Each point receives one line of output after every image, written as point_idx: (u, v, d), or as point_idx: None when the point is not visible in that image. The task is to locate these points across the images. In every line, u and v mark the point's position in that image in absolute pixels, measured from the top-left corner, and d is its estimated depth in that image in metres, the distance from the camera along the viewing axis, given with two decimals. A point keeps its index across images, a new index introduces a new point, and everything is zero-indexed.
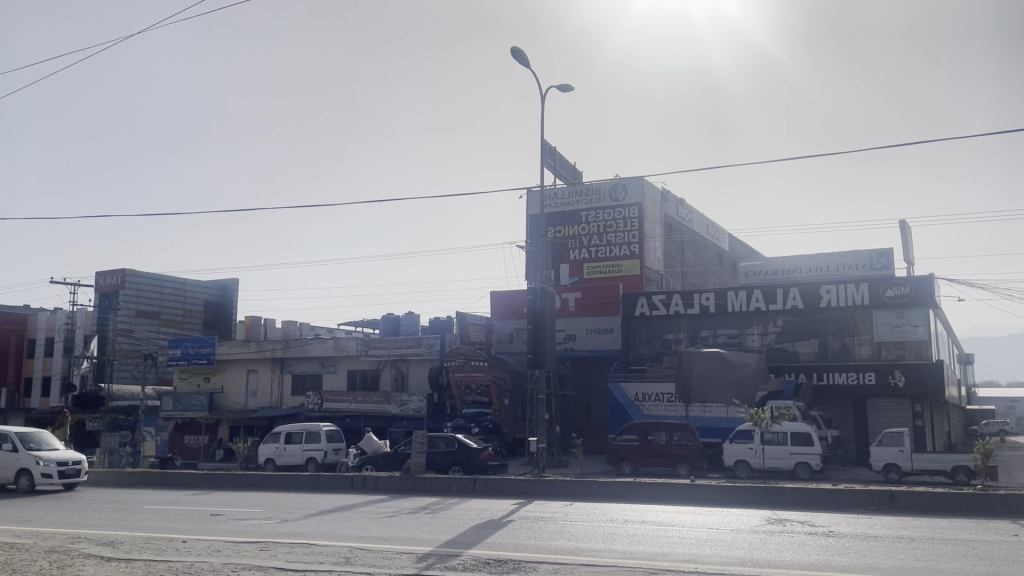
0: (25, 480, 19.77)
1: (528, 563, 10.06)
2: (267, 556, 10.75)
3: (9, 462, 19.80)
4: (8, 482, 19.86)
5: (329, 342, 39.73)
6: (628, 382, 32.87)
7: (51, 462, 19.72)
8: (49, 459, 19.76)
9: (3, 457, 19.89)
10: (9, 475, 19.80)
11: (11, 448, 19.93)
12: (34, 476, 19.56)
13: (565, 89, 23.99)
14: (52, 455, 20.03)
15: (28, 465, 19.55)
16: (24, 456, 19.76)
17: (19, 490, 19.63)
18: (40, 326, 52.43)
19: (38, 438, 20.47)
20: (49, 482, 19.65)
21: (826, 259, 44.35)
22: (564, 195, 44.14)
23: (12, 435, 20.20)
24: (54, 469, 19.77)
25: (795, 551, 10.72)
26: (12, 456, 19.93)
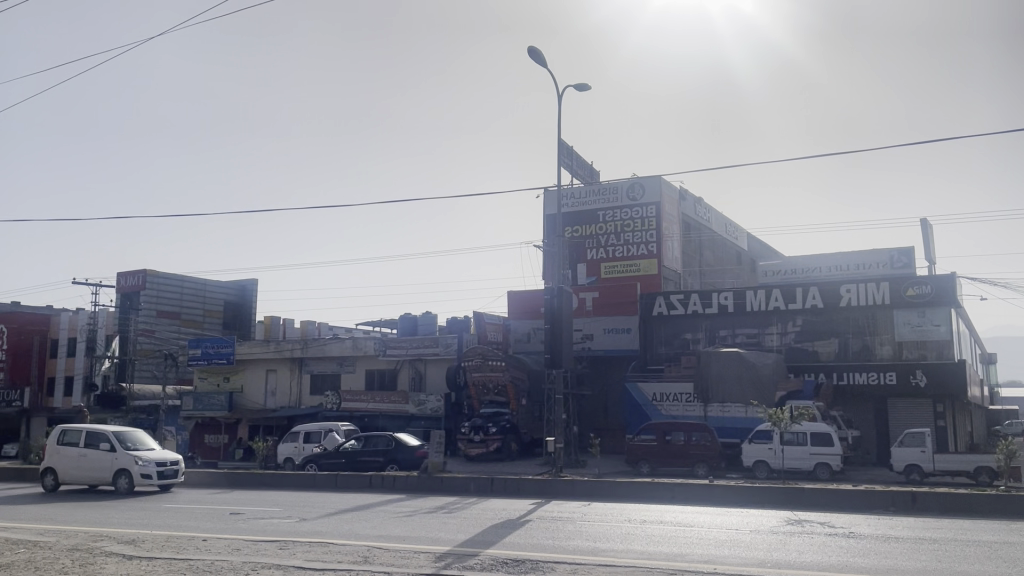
0: (123, 481, 19.86)
1: (546, 563, 10.04)
2: (286, 555, 10.82)
3: (106, 463, 19.89)
4: (104, 482, 19.94)
5: (348, 342, 39.94)
6: (646, 381, 32.68)
7: (150, 462, 19.85)
8: (148, 459, 19.89)
9: (100, 457, 19.98)
10: (105, 475, 19.88)
11: (109, 447, 20.03)
12: (133, 475, 19.68)
13: (582, 87, 24.13)
14: (151, 456, 20.15)
15: (128, 465, 19.66)
16: (122, 456, 19.87)
17: (117, 490, 19.71)
18: (63, 326, 53.06)
19: (133, 438, 20.59)
20: (148, 483, 19.74)
21: (847, 257, 44.00)
22: (581, 195, 44.03)
23: (107, 435, 20.31)
24: (153, 469, 19.89)
25: (815, 553, 10.65)
26: (109, 456, 20.03)
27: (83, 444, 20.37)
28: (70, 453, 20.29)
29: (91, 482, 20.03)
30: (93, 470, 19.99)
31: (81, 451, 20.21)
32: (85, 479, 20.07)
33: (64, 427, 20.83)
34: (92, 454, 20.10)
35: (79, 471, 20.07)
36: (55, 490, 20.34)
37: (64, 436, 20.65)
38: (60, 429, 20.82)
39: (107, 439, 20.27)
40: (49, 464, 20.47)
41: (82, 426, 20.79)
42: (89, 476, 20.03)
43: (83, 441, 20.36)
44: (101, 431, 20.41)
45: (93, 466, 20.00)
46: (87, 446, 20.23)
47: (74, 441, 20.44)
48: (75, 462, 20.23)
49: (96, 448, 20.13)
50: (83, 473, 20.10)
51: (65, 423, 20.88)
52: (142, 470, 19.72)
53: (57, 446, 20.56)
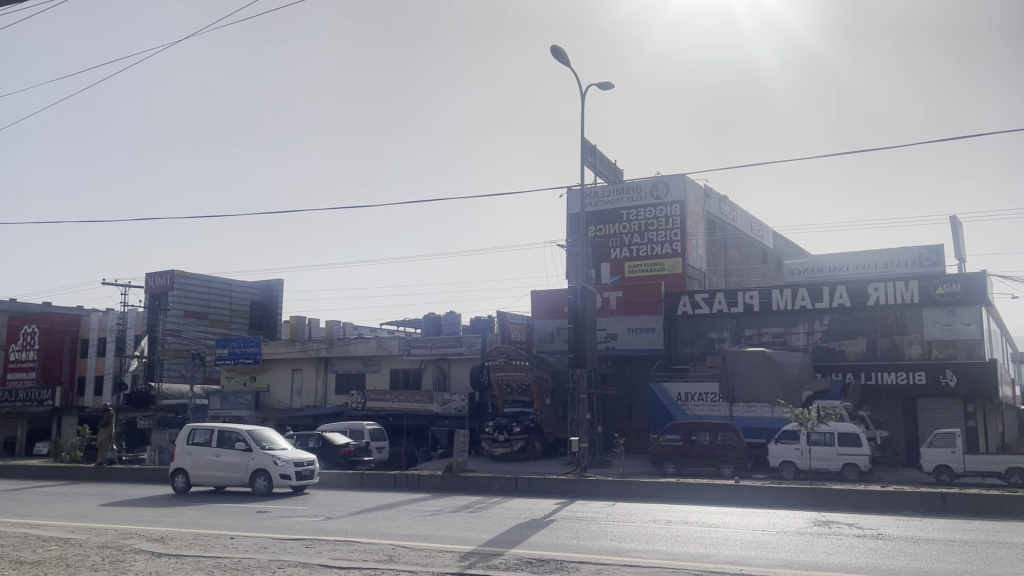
0: (260, 482, 18.91)
1: (571, 563, 10.02)
2: (314, 554, 10.88)
3: (242, 464, 18.97)
4: (240, 483, 19.01)
5: (372, 341, 40.16)
6: (671, 381, 32.49)
7: (288, 462, 18.89)
8: (285, 459, 18.95)
9: (235, 457, 19.07)
10: (242, 477, 18.96)
11: (245, 447, 19.12)
12: (270, 476, 18.74)
13: (605, 86, 24.09)
14: (287, 456, 19.20)
15: (266, 466, 18.73)
16: (259, 456, 18.94)
17: (253, 492, 18.77)
18: (94, 326, 53.82)
19: (266, 438, 19.62)
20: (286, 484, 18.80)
21: (875, 255, 43.41)
22: (605, 194, 43.88)
23: (241, 434, 19.40)
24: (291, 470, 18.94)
25: (844, 555, 10.53)
26: (244, 456, 19.11)
27: (216, 444, 19.46)
28: (202, 454, 19.39)
29: (224, 484, 19.12)
30: (227, 471, 19.08)
31: (215, 451, 19.31)
32: (219, 481, 19.15)
33: (192, 426, 19.94)
34: (226, 454, 19.20)
35: (212, 472, 19.15)
36: (185, 491, 19.42)
37: (194, 436, 19.76)
38: (189, 429, 19.94)
39: (241, 438, 19.37)
40: (180, 465, 19.55)
41: (213, 425, 19.89)
42: (223, 477, 19.12)
43: (215, 441, 19.46)
44: (235, 430, 19.51)
45: (227, 466, 19.10)
46: (221, 447, 19.33)
47: (205, 441, 19.54)
48: (207, 463, 19.33)
49: (230, 448, 19.22)
50: (216, 474, 19.19)
51: (193, 423, 19.99)
52: (280, 471, 18.78)
53: (187, 446, 19.68)
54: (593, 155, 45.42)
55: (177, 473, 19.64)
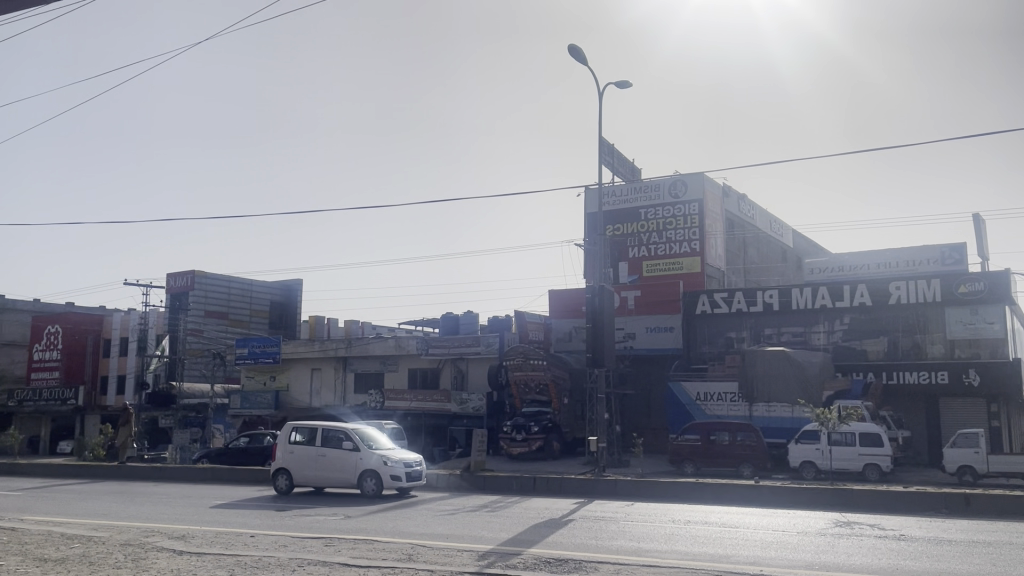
0: (368, 483, 18.19)
1: (589, 563, 10.00)
2: (334, 552, 10.93)
3: (351, 464, 18.20)
4: (347, 484, 18.27)
5: (390, 341, 40.25)
6: (690, 381, 32.40)
7: (398, 463, 18.22)
8: (394, 460, 18.24)
9: (342, 457, 18.30)
10: (350, 478, 18.21)
11: (352, 446, 18.34)
12: (381, 478, 18.01)
13: (623, 85, 24.01)
14: (394, 456, 18.45)
15: (377, 467, 17.99)
16: (368, 456, 18.19)
17: (363, 493, 18.05)
18: (115, 326, 54.39)
19: (370, 437, 18.87)
20: (396, 485, 18.10)
21: (897, 254, 43.01)
22: (623, 193, 43.76)
23: (347, 433, 18.62)
24: (401, 470, 18.23)
25: (865, 555, 10.44)
26: (351, 456, 18.34)
27: (320, 444, 18.70)
28: (306, 453, 18.63)
29: (330, 485, 18.39)
30: (334, 472, 18.34)
31: (320, 450, 18.54)
32: (325, 481, 18.40)
33: (293, 424, 19.15)
34: (332, 453, 18.42)
35: (317, 473, 18.41)
36: (289, 492, 18.67)
37: (296, 436, 19.00)
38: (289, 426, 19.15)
39: (348, 437, 18.60)
40: (283, 464, 18.79)
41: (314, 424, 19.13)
42: (329, 478, 18.37)
43: (318, 439, 18.69)
44: (340, 429, 18.74)
45: (334, 467, 18.34)
46: (325, 446, 18.54)
47: (309, 439, 18.76)
48: (312, 463, 18.57)
49: (337, 448, 18.44)
50: (321, 475, 18.45)
51: (293, 421, 19.19)
52: (391, 472, 18.07)
53: (288, 445, 18.91)
54: (611, 154, 45.26)
55: (279, 472, 18.88)
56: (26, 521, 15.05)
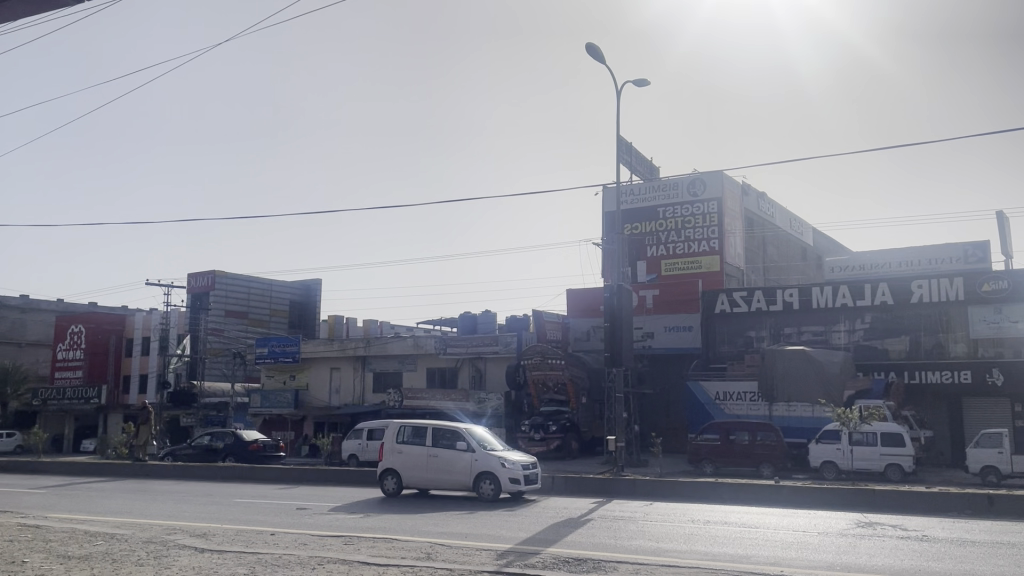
0: (487, 486, 16.67)
1: (608, 562, 9.98)
2: (353, 551, 10.96)
3: (465, 465, 16.73)
4: (461, 488, 16.78)
5: (409, 340, 40.37)
6: (709, 380, 32.27)
7: (517, 464, 16.67)
8: (514, 462, 16.69)
9: (456, 457, 16.83)
10: (465, 480, 16.74)
11: (466, 446, 16.88)
12: (499, 481, 16.45)
13: (641, 83, 23.92)
14: (512, 457, 16.90)
15: (494, 468, 16.48)
16: (484, 458, 16.69)
17: (481, 497, 16.54)
18: (137, 326, 54.96)
19: (484, 437, 17.38)
20: (516, 489, 16.54)
21: (919, 252, 42.59)
22: (641, 191, 43.63)
23: (459, 433, 17.18)
24: (520, 473, 16.64)
25: (887, 556, 10.33)
26: (465, 456, 16.86)
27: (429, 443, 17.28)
28: (415, 454, 17.24)
29: (443, 488, 16.94)
30: (445, 474, 16.90)
31: (430, 451, 17.13)
32: (437, 484, 16.97)
33: (401, 423, 17.82)
34: (444, 454, 16.99)
35: (428, 474, 17.00)
36: (397, 494, 17.29)
37: (403, 435, 17.62)
38: (397, 425, 17.82)
39: (460, 437, 17.14)
40: (390, 466, 17.44)
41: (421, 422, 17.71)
42: (440, 480, 16.95)
43: (429, 438, 17.30)
44: (451, 428, 17.29)
45: (447, 468, 16.89)
46: (436, 445, 17.13)
47: (418, 439, 17.38)
48: (422, 464, 17.16)
49: (449, 448, 17.01)
50: (432, 477, 17.01)
51: (399, 418, 17.90)
52: (509, 474, 16.52)
53: (395, 445, 17.57)
54: (629, 153, 45.12)
55: (387, 474, 17.53)
56: (50, 518, 15.23)
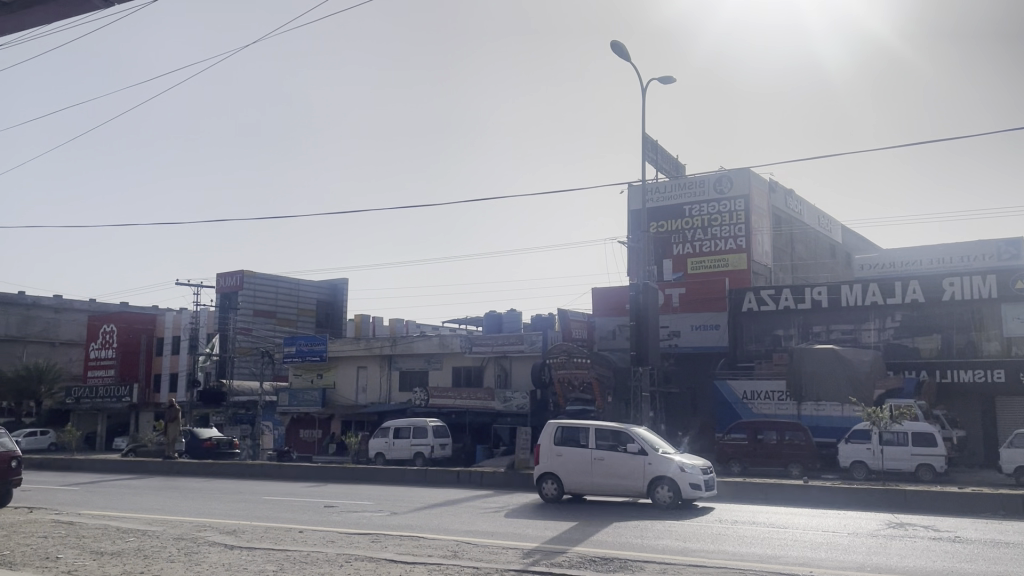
0: (662, 492, 15.15)
1: (635, 562, 9.95)
2: (379, 548, 11.04)
3: (637, 469, 15.33)
4: (633, 494, 15.36)
5: (434, 339, 40.52)
6: (736, 379, 32.01)
7: (697, 469, 15.13)
8: (693, 466, 15.15)
9: (626, 460, 15.46)
10: (637, 486, 15.32)
11: (637, 449, 15.51)
12: (679, 487, 14.94)
13: (666, 81, 23.78)
14: (690, 461, 15.36)
15: (672, 472, 14.99)
16: (658, 461, 15.22)
17: (657, 504, 15.04)
18: (168, 326, 55.71)
19: (653, 441, 15.99)
20: (697, 496, 14.99)
21: (951, 249, 41.97)
22: (667, 189, 43.38)
23: (626, 435, 15.84)
24: (700, 479, 15.10)
25: (920, 557, 10.19)
26: (637, 460, 15.45)
27: (593, 446, 15.99)
28: (577, 456, 15.96)
29: (612, 493, 15.56)
30: (613, 479, 15.54)
31: (594, 454, 15.84)
32: (604, 490, 15.60)
33: (559, 424, 16.59)
34: (612, 457, 15.63)
35: (594, 479, 15.66)
36: (558, 500, 16.02)
37: (561, 437, 16.37)
38: (554, 425, 16.60)
39: (628, 439, 15.79)
40: (548, 470, 16.16)
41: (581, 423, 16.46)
42: (607, 485, 15.57)
43: (592, 441, 16.02)
44: (616, 429, 15.97)
45: (616, 471, 15.52)
46: (601, 447, 15.81)
47: (579, 441, 16.09)
48: (584, 469, 15.86)
49: (617, 451, 15.66)
50: (598, 482, 15.67)
51: (556, 419, 16.68)
52: (688, 480, 14.97)
53: (553, 447, 16.32)
54: (654, 151, 44.92)
55: (546, 478, 16.26)
56: (84, 515, 15.48)
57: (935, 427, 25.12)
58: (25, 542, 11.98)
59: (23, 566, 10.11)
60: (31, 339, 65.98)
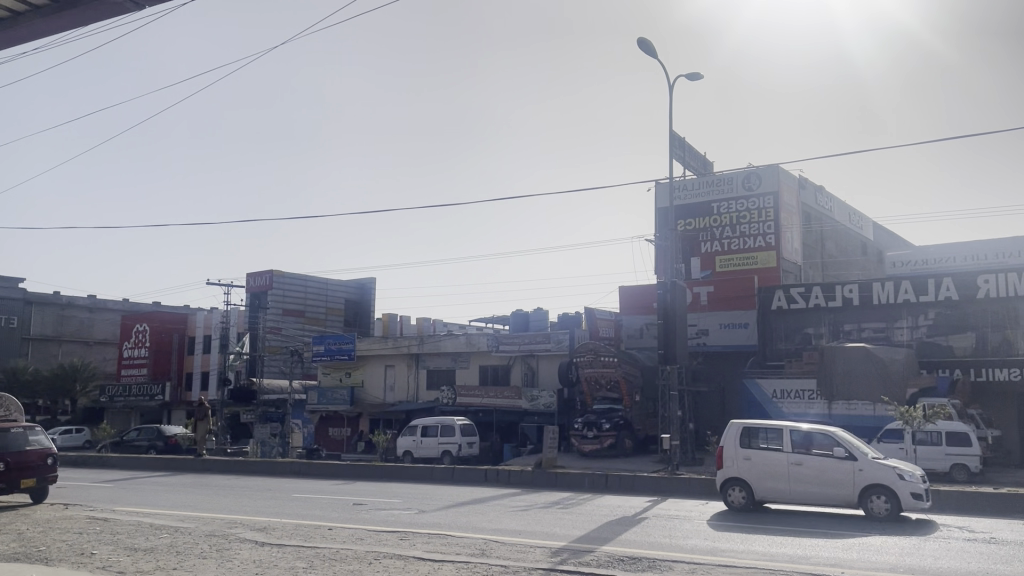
0: (876, 502, 13.71)
1: (663, 562, 9.91)
2: (408, 546, 11.09)
3: (845, 476, 13.97)
4: (840, 503, 14.01)
5: (461, 338, 40.62)
6: (766, 377, 31.71)
7: (918, 478, 13.60)
8: (912, 473, 13.62)
9: (832, 466, 14.12)
10: (844, 494, 13.96)
11: (844, 453, 14.14)
12: (897, 497, 13.46)
13: (694, 78, 23.61)
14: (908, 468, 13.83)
15: (889, 480, 13.53)
16: (870, 468, 13.81)
17: (870, 515, 13.65)
18: (199, 325, 56.44)
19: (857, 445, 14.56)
20: (919, 508, 13.44)
21: (986, 245, 41.19)
22: (694, 187, 43.08)
23: (828, 437, 14.48)
24: (921, 488, 13.55)
25: (956, 559, 10.02)
26: (843, 465, 14.09)
27: (789, 449, 14.73)
28: (771, 460, 14.77)
29: (813, 502, 14.27)
30: (814, 487, 14.26)
31: (791, 458, 14.58)
32: (803, 498, 14.32)
33: (746, 425, 15.41)
34: (814, 461, 14.35)
35: (792, 486, 14.40)
36: (749, 509, 14.88)
37: (751, 440, 15.18)
38: (741, 427, 15.43)
39: (831, 442, 14.44)
40: (736, 474, 15.01)
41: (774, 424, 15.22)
42: (808, 493, 14.30)
43: (788, 443, 14.76)
44: (816, 431, 14.63)
45: (819, 478, 14.21)
46: (800, 451, 14.54)
47: (773, 444, 14.88)
48: (779, 475, 14.62)
49: (821, 455, 14.34)
50: (796, 489, 14.40)
51: (743, 420, 15.54)
52: (909, 489, 13.45)
53: (741, 451, 15.18)
54: (682, 148, 44.64)
55: (732, 484, 15.13)
56: (118, 511, 15.73)
57: (970, 426, 24.64)
58: (62, 537, 12.21)
59: (60, 561, 10.30)
60: (66, 338, 67.22)
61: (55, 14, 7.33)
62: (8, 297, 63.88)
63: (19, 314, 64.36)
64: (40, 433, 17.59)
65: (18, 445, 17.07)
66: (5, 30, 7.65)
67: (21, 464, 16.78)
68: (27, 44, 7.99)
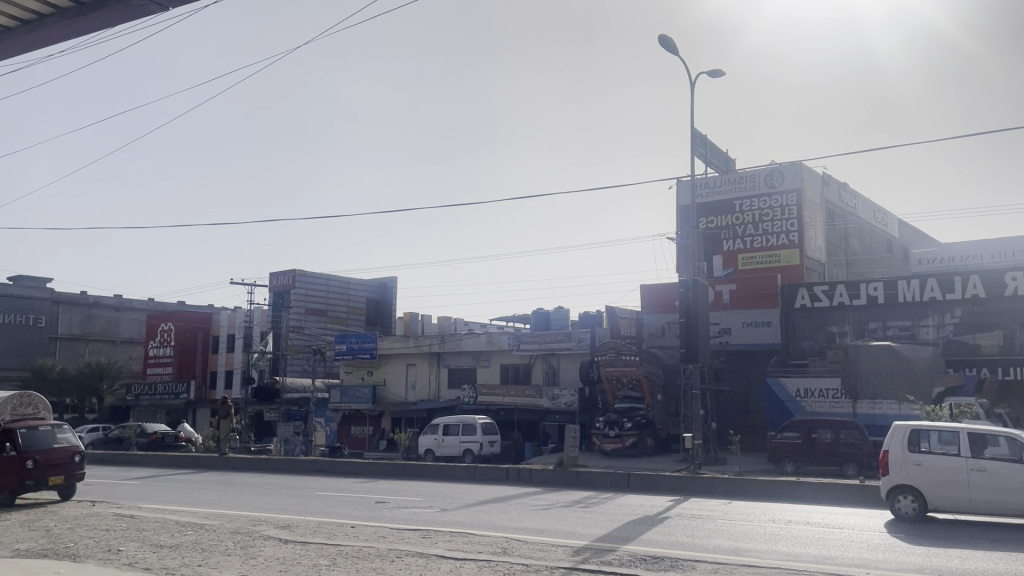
0: None
1: (685, 561, 9.86)
2: (430, 544, 11.13)
3: None
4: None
5: (483, 337, 40.66)
6: (789, 376, 31.48)
7: None
8: None
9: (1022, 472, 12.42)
10: None
11: None
12: None
13: (715, 75, 23.43)
14: None
15: None
16: None
17: None
18: (222, 324, 56.98)
19: None
20: None
21: (1014, 242, 40.55)
22: (716, 185, 42.80)
23: (1013, 440, 12.78)
24: None
25: (984, 560, 9.86)
26: None
27: (965, 453, 13.06)
28: (947, 465, 13.08)
29: (997, 513, 12.53)
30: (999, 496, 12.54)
31: (970, 463, 12.90)
32: (984, 508, 12.60)
33: (912, 426, 13.75)
34: (998, 467, 12.64)
35: (972, 495, 12.69)
36: (920, 519, 13.12)
37: (922, 442, 13.50)
38: (906, 428, 13.77)
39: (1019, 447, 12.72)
40: (904, 481, 13.30)
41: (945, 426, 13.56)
42: (991, 502, 12.57)
43: (964, 447, 13.09)
44: (999, 433, 12.94)
45: (1003, 485, 12.50)
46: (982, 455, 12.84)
47: (944, 447, 13.27)
48: (955, 481, 12.92)
49: (1006, 462, 12.64)
50: (975, 498, 12.69)
51: (910, 422, 13.80)
52: None
53: (909, 455, 13.47)
54: (703, 145, 44.38)
55: (899, 492, 13.44)
56: (144, 508, 15.93)
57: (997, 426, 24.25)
58: (89, 534, 12.38)
59: (87, 557, 10.45)
60: (93, 337, 68.20)
61: (80, 16, 7.39)
62: (36, 298, 64.92)
63: (48, 314, 65.36)
64: (67, 432, 17.86)
65: (47, 443, 17.34)
66: (32, 33, 7.74)
67: (50, 462, 17.05)
68: (53, 47, 8.07)
